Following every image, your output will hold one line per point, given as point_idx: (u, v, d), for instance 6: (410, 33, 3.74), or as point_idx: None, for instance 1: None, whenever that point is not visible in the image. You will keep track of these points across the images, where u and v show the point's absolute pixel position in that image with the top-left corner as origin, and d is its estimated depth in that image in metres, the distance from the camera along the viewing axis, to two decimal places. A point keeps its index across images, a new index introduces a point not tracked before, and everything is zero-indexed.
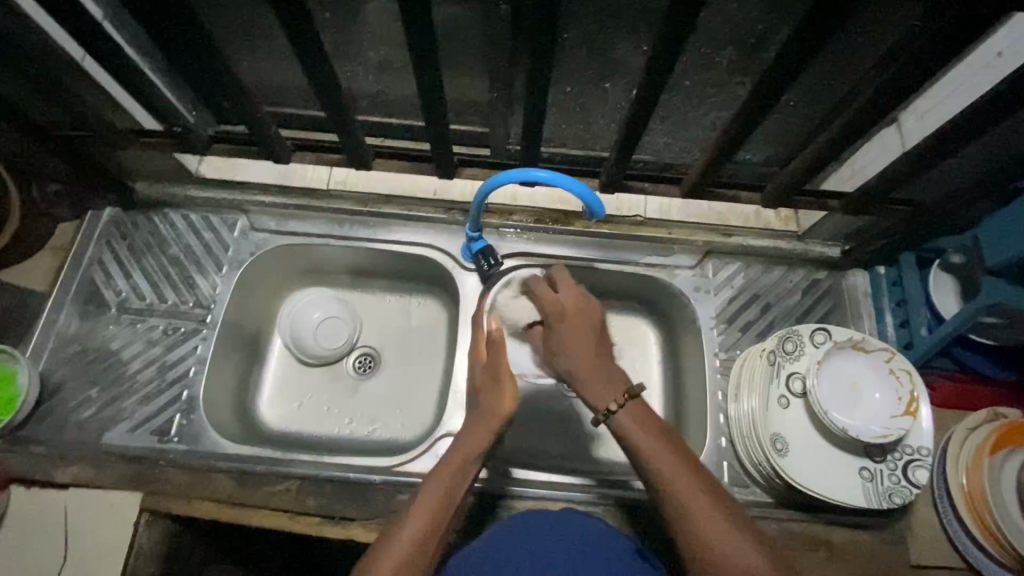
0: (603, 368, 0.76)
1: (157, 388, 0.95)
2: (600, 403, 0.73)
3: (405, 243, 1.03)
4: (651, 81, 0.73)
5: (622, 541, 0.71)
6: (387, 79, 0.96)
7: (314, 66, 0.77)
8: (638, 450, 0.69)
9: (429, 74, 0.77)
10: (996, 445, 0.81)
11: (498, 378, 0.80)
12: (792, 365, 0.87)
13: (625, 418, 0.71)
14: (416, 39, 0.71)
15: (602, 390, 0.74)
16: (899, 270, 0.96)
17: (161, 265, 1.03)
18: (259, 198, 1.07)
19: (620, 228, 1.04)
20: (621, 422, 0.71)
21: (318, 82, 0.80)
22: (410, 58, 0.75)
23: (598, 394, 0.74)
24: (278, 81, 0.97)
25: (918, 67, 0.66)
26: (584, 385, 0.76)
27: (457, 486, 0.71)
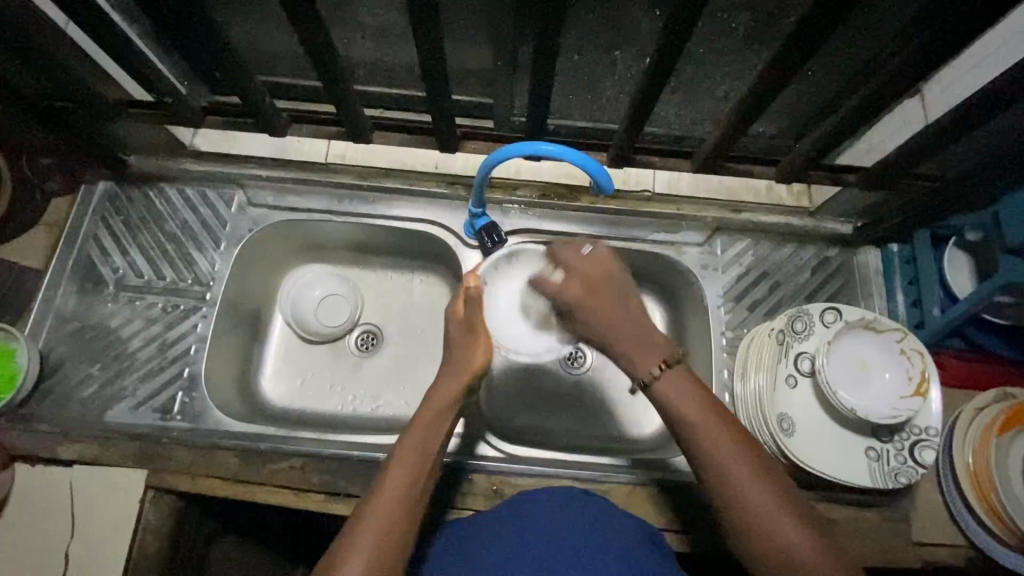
0: (647, 336, 0.74)
1: (158, 366, 0.95)
2: (643, 371, 0.72)
3: (406, 218, 1.01)
4: (664, 49, 0.69)
5: (625, 519, 0.71)
6: (386, 48, 0.91)
7: (310, 31, 0.73)
8: (684, 419, 0.68)
9: (431, 41, 0.73)
10: (1004, 425, 0.81)
11: (471, 335, 0.80)
12: (800, 345, 0.85)
13: (673, 387, 0.70)
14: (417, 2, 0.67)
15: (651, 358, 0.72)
16: (912, 248, 0.94)
17: (157, 242, 1.01)
18: (255, 172, 1.04)
19: (627, 204, 1.02)
20: (667, 393, 0.70)
21: (313, 49, 0.77)
22: (410, 22, 0.71)
23: (642, 361, 0.73)
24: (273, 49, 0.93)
25: (948, 34, 0.62)
26: (626, 351, 0.74)
27: (436, 433, 0.72)
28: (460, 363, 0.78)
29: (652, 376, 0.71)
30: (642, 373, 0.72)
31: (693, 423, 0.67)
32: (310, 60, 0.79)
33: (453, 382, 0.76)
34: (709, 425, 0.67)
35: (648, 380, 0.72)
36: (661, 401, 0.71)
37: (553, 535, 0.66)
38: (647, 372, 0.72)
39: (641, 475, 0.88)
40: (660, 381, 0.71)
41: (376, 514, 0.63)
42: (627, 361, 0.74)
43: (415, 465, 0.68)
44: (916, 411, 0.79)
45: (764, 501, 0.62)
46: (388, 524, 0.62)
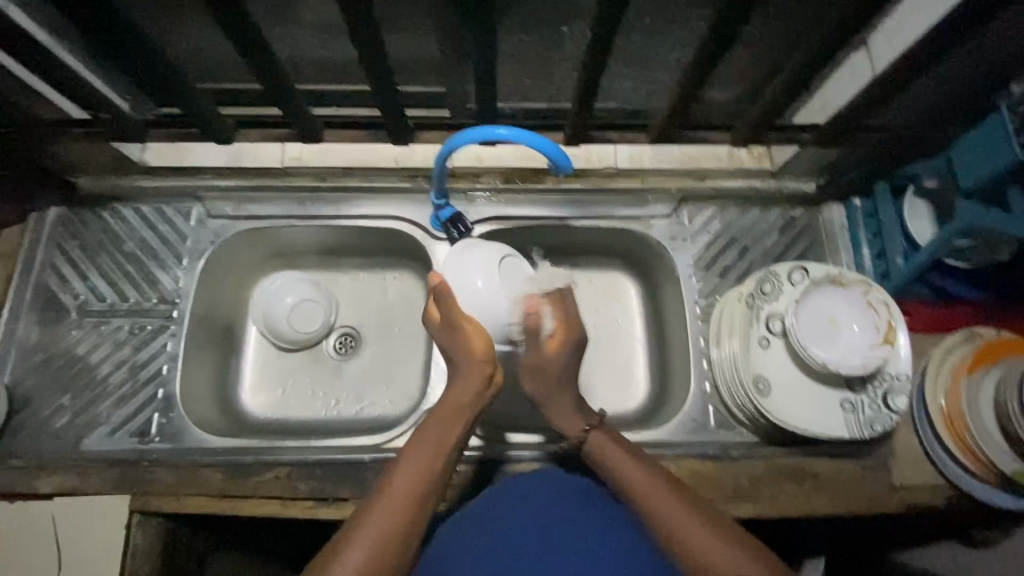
0: (564, 398, 0.77)
1: (131, 390, 0.93)
2: (573, 429, 0.77)
3: (371, 216, 1.00)
4: (605, 19, 0.68)
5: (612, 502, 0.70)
6: (326, 40, 0.88)
7: (236, 29, 0.70)
8: (606, 458, 0.73)
9: (365, 28, 0.70)
10: (973, 365, 0.84)
11: (456, 325, 0.73)
12: (770, 306, 0.86)
13: (602, 440, 0.74)
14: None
15: (570, 420, 0.77)
16: (874, 200, 0.95)
17: (118, 263, 0.99)
18: (211, 183, 1.01)
19: (591, 182, 1.02)
20: (596, 443, 0.74)
21: (242, 47, 0.73)
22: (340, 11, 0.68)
23: (568, 422, 0.77)
24: (208, 53, 0.89)
25: None
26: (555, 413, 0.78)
27: (451, 431, 0.69)
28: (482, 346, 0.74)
29: (581, 435, 0.76)
30: (572, 433, 0.77)
31: (617, 472, 0.71)
32: (243, 59, 0.76)
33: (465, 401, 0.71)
34: (638, 475, 0.69)
35: (579, 437, 0.76)
36: (594, 459, 0.74)
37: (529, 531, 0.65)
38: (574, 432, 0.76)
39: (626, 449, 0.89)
40: (589, 440, 0.75)
41: (378, 520, 0.61)
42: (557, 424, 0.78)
43: (424, 460, 0.66)
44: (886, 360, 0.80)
45: (719, 543, 0.61)
46: (394, 531, 0.61)
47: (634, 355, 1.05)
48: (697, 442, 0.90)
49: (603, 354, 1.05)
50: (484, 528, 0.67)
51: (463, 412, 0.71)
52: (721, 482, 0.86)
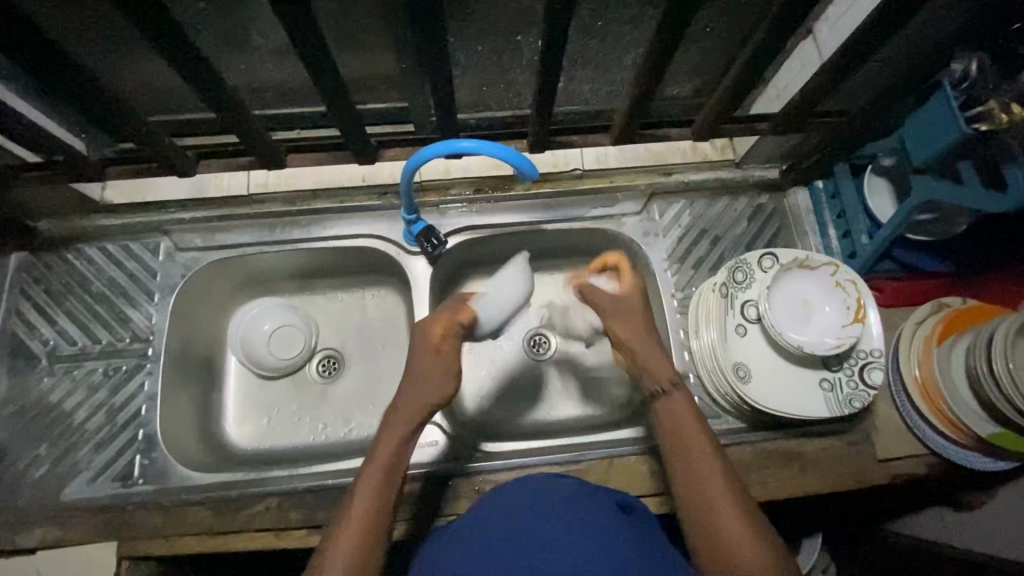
0: (654, 349, 0.75)
1: (110, 434, 0.91)
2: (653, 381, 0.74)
3: (343, 236, 0.99)
4: (556, 24, 0.68)
5: (605, 497, 0.70)
6: (269, 63, 0.84)
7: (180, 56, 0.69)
8: (678, 431, 0.72)
9: (315, 46, 0.70)
10: (942, 334, 0.87)
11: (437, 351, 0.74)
12: (744, 294, 0.88)
13: (679, 407, 0.73)
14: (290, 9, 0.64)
15: (659, 367, 0.74)
16: (835, 182, 0.98)
17: (86, 305, 0.96)
18: (177, 216, 0.99)
19: (560, 185, 1.03)
20: (673, 409, 0.73)
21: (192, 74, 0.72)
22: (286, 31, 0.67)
23: (657, 369, 0.74)
24: (156, 88, 0.86)
25: None
26: (643, 361, 0.75)
27: (401, 453, 0.70)
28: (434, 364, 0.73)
29: (657, 391, 0.74)
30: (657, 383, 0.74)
31: (684, 442, 0.71)
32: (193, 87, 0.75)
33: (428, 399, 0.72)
34: (702, 456, 0.69)
35: (653, 392, 0.75)
36: (662, 422, 0.74)
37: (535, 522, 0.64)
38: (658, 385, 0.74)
39: (617, 446, 0.90)
40: (670, 401, 0.74)
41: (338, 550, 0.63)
42: (643, 368, 0.75)
43: (377, 486, 0.67)
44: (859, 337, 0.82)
45: (745, 538, 0.63)
46: (360, 539, 0.64)
47: None
48: None
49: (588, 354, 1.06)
50: (483, 538, 0.65)
51: (415, 416, 0.71)
52: None
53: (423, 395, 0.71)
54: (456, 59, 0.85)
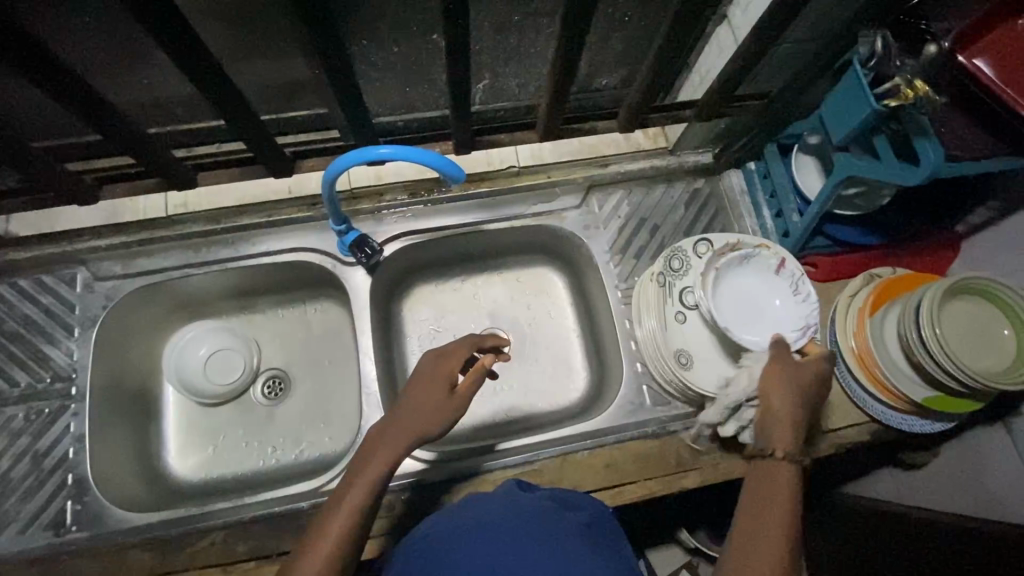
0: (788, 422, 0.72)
1: (37, 481, 0.85)
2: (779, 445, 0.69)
3: (276, 252, 0.96)
4: (463, 20, 0.66)
5: (561, 514, 0.70)
6: (161, 78, 0.77)
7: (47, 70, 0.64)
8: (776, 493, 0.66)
9: (198, 54, 0.66)
10: (875, 305, 0.90)
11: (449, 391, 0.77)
12: (681, 282, 0.87)
13: (779, 475, 0.68)
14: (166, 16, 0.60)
15: (779, 435, 0.70)
16: (766, 162, 0.99)
17: (0, 347, 0.90)
18: (92, 243, 0.94)
19: (497, 184, 1.01)
20: (778, 473, 0.68)
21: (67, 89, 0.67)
22: (163, 41, 0.63)
23: (782, 436, 0.70)
24: (39, 107, 0.78)
25: None
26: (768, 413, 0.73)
27: (388, 471, 0.70)
28: (435, 398, 0.76)
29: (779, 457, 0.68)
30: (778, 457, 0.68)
31: (776, 502, 0.65)
32: (70, 104, 0.70)
33: (416, 442, 0.73)
34: (785, 522, 0.63)
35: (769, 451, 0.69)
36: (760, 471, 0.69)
37: (496, 536, 0.63)
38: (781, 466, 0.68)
39: (571, 442, 0.89)
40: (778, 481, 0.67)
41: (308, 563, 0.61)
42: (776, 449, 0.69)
43: (359, 501, 0.66)
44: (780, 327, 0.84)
45: None
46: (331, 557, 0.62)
47: (571, 348, 1.06)
48: (637, 423, 0.91)
49: (541, 352, 1.06)
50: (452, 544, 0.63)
51: (400, 446, 0.71)
52: (665, 458, 0.88)
53: (422, 415, 0.74)
54: (368, 60, 0.81)
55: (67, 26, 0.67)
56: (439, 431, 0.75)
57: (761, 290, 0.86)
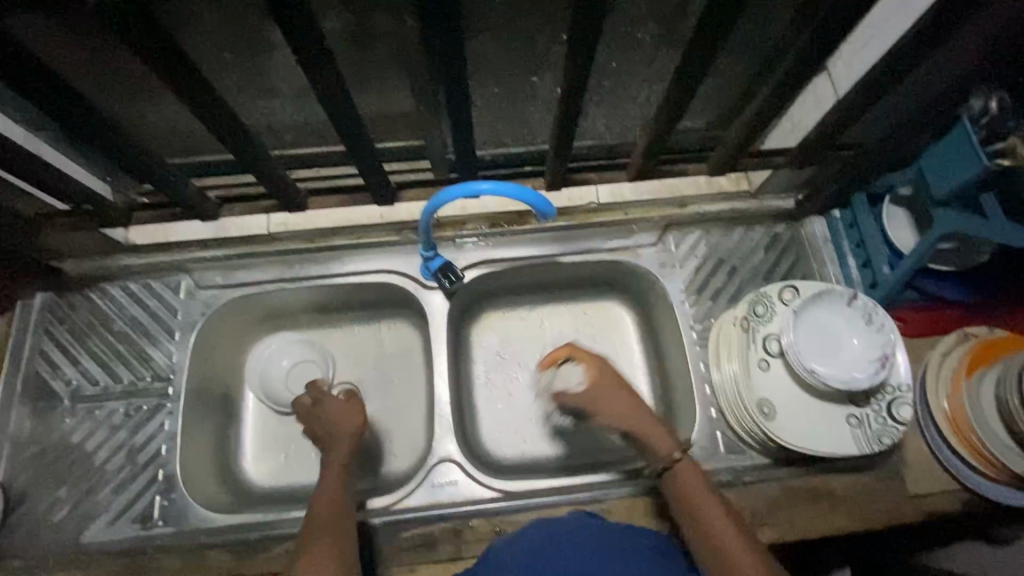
0: (650, 431, 0.79)
1: (130, 474, 0.91)
2: (661, 455, 0.78)
3: (362, 272, 1.01)
4: (577, 68, 0.70)
5: (636, 538, 0.69)
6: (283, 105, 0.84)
7: (204, 102, 0.71)
8: (703, 495, 0.74)
9: (331, 91, 0.72)
10: (971, 366, 0.86)
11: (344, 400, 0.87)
12: (765, 327, 0.85)
13: (691, 470, 0.77)
14: (311, 59, 0.66)
15: (659, 445, 0.78)
16: (853, 212, 0.97)
17: (108, 344, 0.97)
18: (198, 254, 1.01)
19: (576, 218, 1.03)
20: (687, 474, 0.76)
21: (213, 120, 0.74)
22: (306, 75, 0.69)
23: (659, 445, 0.78)
24: (175, 130, 0.85)
25: (848, 25, 0.63)
26: (641, 432, 0.80)
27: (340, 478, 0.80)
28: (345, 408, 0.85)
29: (673, 460, 0.77)
30: (660, 455, 0.78)
31: (705, 502, 0.74)
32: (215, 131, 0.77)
33: (343, 441, 0.83)
34: (717, 510, 0.73)
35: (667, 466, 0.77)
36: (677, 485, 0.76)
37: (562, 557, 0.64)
38: (662, 455, 0.78)
39: (640, 485, 0.88)
40: (678, 468, 0.77)
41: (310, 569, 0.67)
42: (647, 438, 0.79)
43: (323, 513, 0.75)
44: (865, 378, 0.78)
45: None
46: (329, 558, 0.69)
47: (637, 385, 1.05)
48: (709, 470, 0.89)
49: None
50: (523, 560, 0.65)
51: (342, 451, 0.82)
52: (739, 510, 0.85)
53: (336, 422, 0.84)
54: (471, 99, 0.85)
55: (213, 60, 0.74)
56: (357, 424, 0.84)
57: (841, 326, 0.81)
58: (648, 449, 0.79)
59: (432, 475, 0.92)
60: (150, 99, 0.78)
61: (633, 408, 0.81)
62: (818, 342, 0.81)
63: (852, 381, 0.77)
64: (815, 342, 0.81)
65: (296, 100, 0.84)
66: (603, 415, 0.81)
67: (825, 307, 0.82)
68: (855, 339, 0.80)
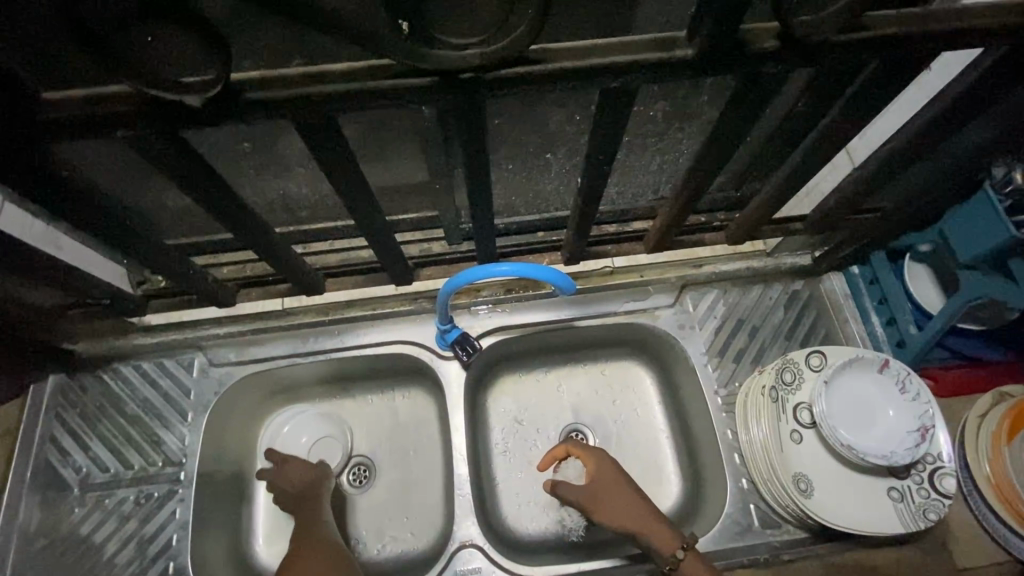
0: (652, 523, 0.76)
1: (141, 567, 0.88)
2: (666, 553, 0.75)
3: (377, 344, 1.00)
4: (593, 155, 0.70)
5: None
6: (298, 186, 0.85)
7: (224, 201, 0.71)
8: None
9: (349, 180, 0.72)
10: (1012, 430, 0.82)
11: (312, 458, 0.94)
12: (794, 397, 0.82)
13: (694, 564, 0.73)
14: (331, 157, 0.67)
15: (662, 540, 0.75)
16: (873, 269, 0.96)
17: (119, 428, 0.95)
18: (212, 331, 1.00)
19: (591, 282, 1.03)
20: (692, 570, 0.73)
21: (232, 215, 0.74)
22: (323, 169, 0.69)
23: (659, 542, 0.75)
24: (188, 215, 0.85)
25: (867, 108, 0.63)
26: (640, 532, 0.77)
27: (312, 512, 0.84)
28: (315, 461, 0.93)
29: (675, 559, 0.74)
30: (664, 556, 0.74)
31: None
32: (230, 225, 0.76)
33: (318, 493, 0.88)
34: None
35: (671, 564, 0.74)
36: None
37: None
38: (666, 555, 0.74)
39: None
40: (682, 565, 0.73)
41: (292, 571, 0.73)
42: (647, 542, 0.76)
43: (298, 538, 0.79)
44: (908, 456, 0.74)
45: None
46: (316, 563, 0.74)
47: (661, 451, 1.01)
48: (744, 548, 0.85)
49: (629, 454, 1.01)
50: None
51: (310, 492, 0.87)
52: None
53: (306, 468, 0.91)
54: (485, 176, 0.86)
55: (230, 152, 0.75)
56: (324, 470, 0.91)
57: (876, 397, 0.78)
58: (651, 550, 0.76)
59: (454, 560, 0.88)
60: (164, 189, 0.78)
61: (631, 505, 0.78)
62: (857, 415, 0.78)
63: (891, 456, 0.74)
64: (852, 415, 0.78)
65: (311, 181, 0.84)
66: (601, 515, 0.79)
67: (860, 374, 0.80)
68: (893, 412, 0.77)
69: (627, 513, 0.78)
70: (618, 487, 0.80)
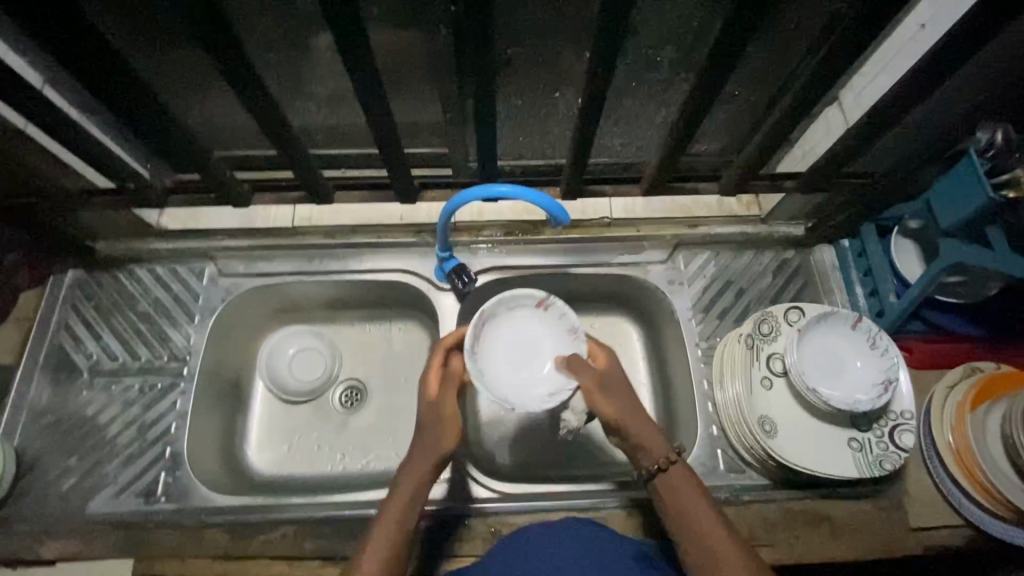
0: (647, 429, 0.76)
1: (140, 449, 0.93)
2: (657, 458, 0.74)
3: (378, 270, 1.04)
4: (596, 85, 0.74)
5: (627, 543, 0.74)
6: None
7: (251, 96, 0.76)
8: (687, 496, 0.73)
9: (367, 92, 0.76)
10: (976, 400, 0.85)
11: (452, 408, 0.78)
12: (770, 347, 0.87)
13: (679, 471, 0.74)
14: (353, 63, 0.72)
15: (657, 446, 0.75)
16: (862, 242, 0.99)
17: (130, 323, 1.01)
18: (224, 244, 1.06)
19: (589, 232, 1.07)
20: (676, 475, 0.74)
21: (258, 114, 0.80)
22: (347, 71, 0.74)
23: (652, 445, 0.75)
24: None
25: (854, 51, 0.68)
26: (637, 436, 0.76)
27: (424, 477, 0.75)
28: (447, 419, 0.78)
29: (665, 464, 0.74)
30: (656, 458, 0.74)
31: (690, 503, 0.72)
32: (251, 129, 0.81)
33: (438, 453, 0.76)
34: (698, 504, 0.72)
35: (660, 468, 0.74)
36: (665, 488, 0.74)
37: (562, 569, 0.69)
38: (658, 458, 0.74)
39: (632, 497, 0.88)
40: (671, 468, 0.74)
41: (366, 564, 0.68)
42: (638, 445, 0.76)
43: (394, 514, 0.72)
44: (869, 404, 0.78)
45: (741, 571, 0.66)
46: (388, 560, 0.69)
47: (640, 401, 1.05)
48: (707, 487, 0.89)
49: None
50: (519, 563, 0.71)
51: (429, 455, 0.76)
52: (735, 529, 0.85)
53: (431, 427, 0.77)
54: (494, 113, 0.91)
55: None
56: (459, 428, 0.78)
57: (843, 350, 0.83)
58: (644, 452, 0.75)
59: None
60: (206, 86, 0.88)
61: (630, 406, 0.77)
62: (823, 364, 0.82)
63: (854, 404, 0.78)
64: (818, 365, 0.82)
65: None
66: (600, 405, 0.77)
67: (832, 328, 0.84)
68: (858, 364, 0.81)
69: (629, 413, 0.77)
70: (621, 387, 0.79)
